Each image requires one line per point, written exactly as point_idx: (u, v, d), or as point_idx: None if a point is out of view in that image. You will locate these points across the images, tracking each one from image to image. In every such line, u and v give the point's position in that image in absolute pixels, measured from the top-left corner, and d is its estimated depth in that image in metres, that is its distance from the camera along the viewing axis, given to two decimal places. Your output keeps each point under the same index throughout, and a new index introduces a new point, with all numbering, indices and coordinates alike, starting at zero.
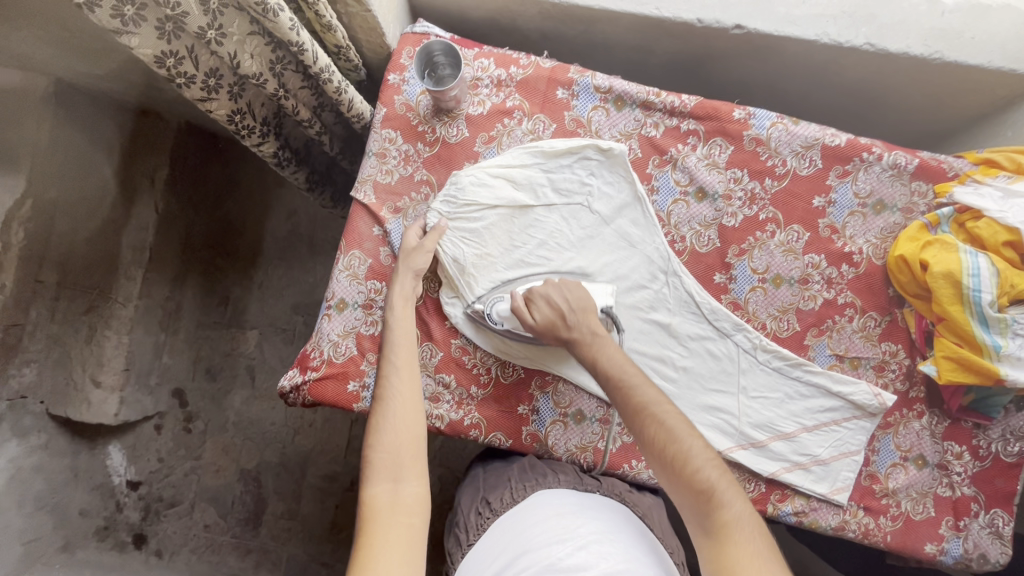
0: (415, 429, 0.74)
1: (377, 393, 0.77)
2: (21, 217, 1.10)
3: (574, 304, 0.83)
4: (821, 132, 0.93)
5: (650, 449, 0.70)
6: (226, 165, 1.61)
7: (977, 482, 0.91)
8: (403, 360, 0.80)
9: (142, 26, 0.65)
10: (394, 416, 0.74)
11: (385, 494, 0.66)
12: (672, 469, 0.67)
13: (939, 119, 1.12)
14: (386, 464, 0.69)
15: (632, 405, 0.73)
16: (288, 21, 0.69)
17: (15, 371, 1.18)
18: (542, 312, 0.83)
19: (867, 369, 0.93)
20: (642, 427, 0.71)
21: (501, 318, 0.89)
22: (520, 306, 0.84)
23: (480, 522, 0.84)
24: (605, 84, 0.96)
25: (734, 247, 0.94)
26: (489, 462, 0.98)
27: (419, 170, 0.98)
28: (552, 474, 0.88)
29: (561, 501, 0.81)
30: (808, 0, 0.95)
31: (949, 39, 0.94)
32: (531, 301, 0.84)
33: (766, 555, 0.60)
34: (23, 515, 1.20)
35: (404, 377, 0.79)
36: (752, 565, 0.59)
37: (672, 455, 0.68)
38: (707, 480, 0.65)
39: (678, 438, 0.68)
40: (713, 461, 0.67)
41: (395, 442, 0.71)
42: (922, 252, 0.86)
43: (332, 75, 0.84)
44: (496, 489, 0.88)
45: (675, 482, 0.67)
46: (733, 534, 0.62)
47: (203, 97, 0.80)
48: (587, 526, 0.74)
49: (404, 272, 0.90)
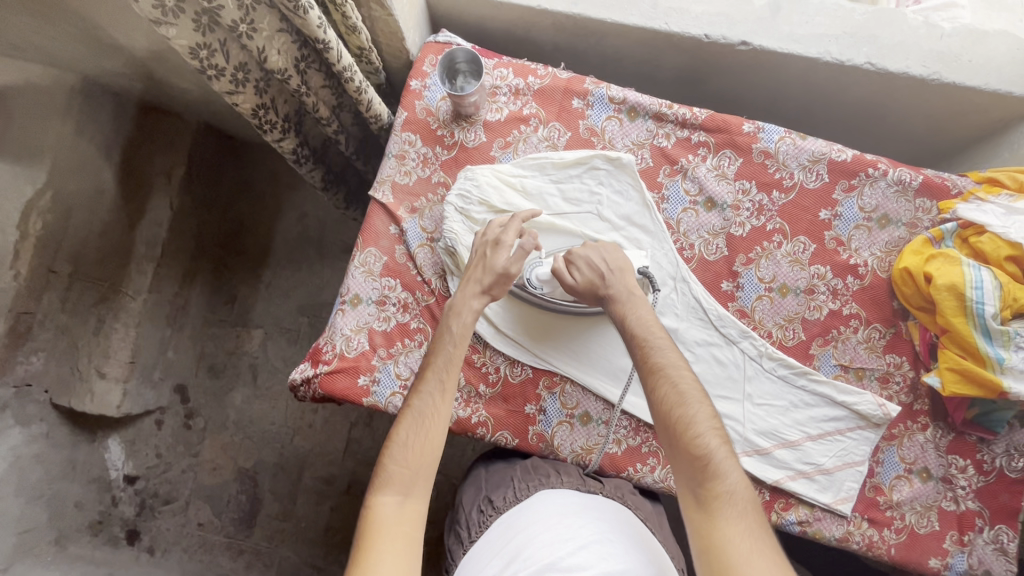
0: (436, 454, 0.74)
1: (410, 401, 0.77)
2: (40, 208, 1.15)
3: (611, 265, 0.88)
4: (828, 147, 0.96)
5: (656, 408, 0.75)
6: (240, 166, 1.64)
7: (982, 497, 0.91)
8: (448, 376, 0.79)
9: (181, 17, 0.68)
10: (419, 431, 0.74)
11: (392, 507, 0.69)
12: (674, 430, 0.73)
13: (941, 140, 1.15)
14: (400, 478, 0.71)
15: (647, 365, 0.78)
16: (316, 19, 0.73)
17: (22, 359, 1.20)
18: (581, 273, 0.87)
19: (872, 381, 0.94)
20: (650, 388, 0.77)
21: (541, 282, 0.93)
22: (562, 267, 0.89)
23: (482, 520, 0.84)
24: (619, 95, 1.00)
25: (741, 256, 0.96)
26: (492, 462, 0.98)
27: (437, 172, 1.01)
28: (555, 474, 0.88)
29: (562, 501, 0.81)
30: (810, 21, 1.00)
31: (947, 62, 0.97)
32: (572, 262, 0.88)
33: (748, 521, 0.66)
34: (17, 504, 1.19)
35: (443, 394, 0.78)
36: (733, 532, 0.65)
37: (676, 417, 0.73)
38: (704, 446, 0.71)
39: (686, 404, 0.74)
40: (714, 429, 0.72)
41: (414, 459, 0.72)
42: (926, 265, 0.88)
43: (354, 74, 0.87)
44: (499, 488, 0.89)
45: (675, 443, 0.73)
46: (722, 502, 0.67)
47: (231, 90, 0.83)
48: (589, 525, 0.75)
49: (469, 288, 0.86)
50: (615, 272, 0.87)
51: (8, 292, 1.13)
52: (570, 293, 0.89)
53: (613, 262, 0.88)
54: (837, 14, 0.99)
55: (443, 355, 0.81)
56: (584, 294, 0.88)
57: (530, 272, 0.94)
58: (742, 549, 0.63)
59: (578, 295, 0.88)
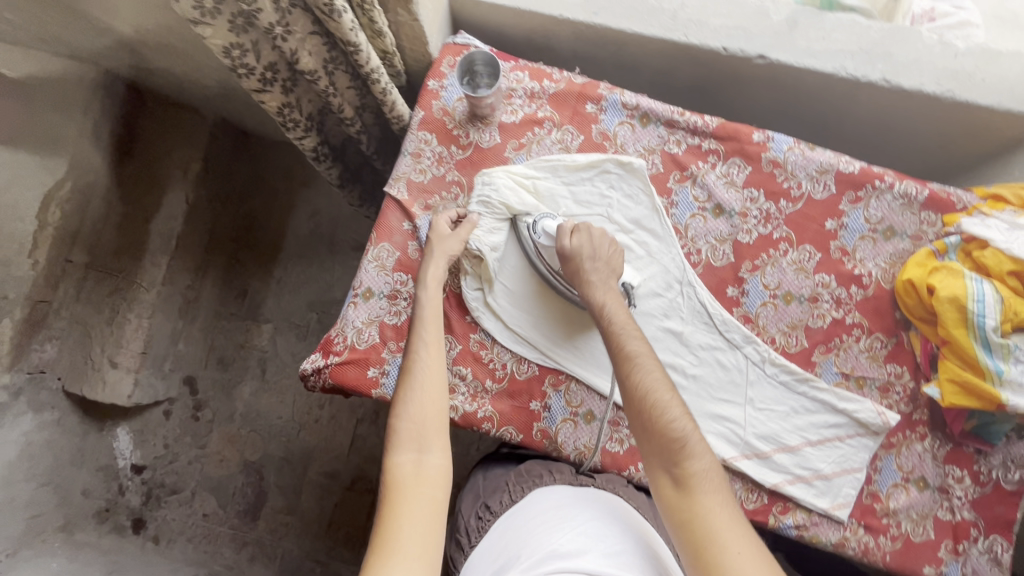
0: (440, 408, 0.78)
1: (405, 366, 0.81)
2: (60, 197, 1.18)
3: (599, 256, 0.90)
4: (836, 159, 0.98)
5: (629, 394, 0.77)
6: (254, 162, 1.66)
7: (977, 508, 0.92)
8: (430, 337, 0.84)
9: (218, 18, 0.71)
10: (420, 390, 0.79)
11: (409, 464, 0.71)
12: (649, 414, 0.75)
13: (950, 156, 1.17)
14: (411, 435, 0.74)
15: (622, 352, 0.81)
16: (349, 22, 0.76)
17: (37, 346, 1.24)
18: (580, 240, 0.90)
19: (873, 390, 0.95)
20: (623, 376, 0.79)
21: (544, 230, 0.94)
22: (568, 229, 0.91)
23: (480, 526, 0.86)
24: (633, 101, 1.02)
25: (748, 263, 0.98)
26: (490, 468, 1.00)
27: (452, 171, 1.03)
28: (548, 474, 0.91)
29: (556, 495, 0.84)
30: (827, 37, 1.03)
31: (960, 79, 1.00)
32: (577, 229, 0.91)
33: (722, 495, 0.70)
34: (28, 488, 1.21)
35: (431, 349, 0.84)
36: (713, 507, 0.68)
37: (651, 402, 0.76)
38: (679, 428, 0.74)
39: (658, 390, 0.77)
40: (684, 413, 0.76)
41: (420, 415, 0.76)
42: (929, 277, 0.90)
43: (380, 77, 0.90)
44: (495, 494, 0.91)
45: (649, 428, 0.75)
46: (699, 481, 0.71)
47: (259, 88, 0.85)
48: (582, 513, 0.79)
49: (437, 256, 0.92)
50: (599, 261, 0.90)
51: (25, 283, 1.17)
52: (561, 257, 0.91)
53: (603, 252, 0.91)
54: (853, 30, 1.02)
55: (420, 319, 0.87)
56: (568, 262, 0.90)
57: (538, 221, 0.96)
58: (719, 521, 0.67)
59: (563, 260, 0.91)
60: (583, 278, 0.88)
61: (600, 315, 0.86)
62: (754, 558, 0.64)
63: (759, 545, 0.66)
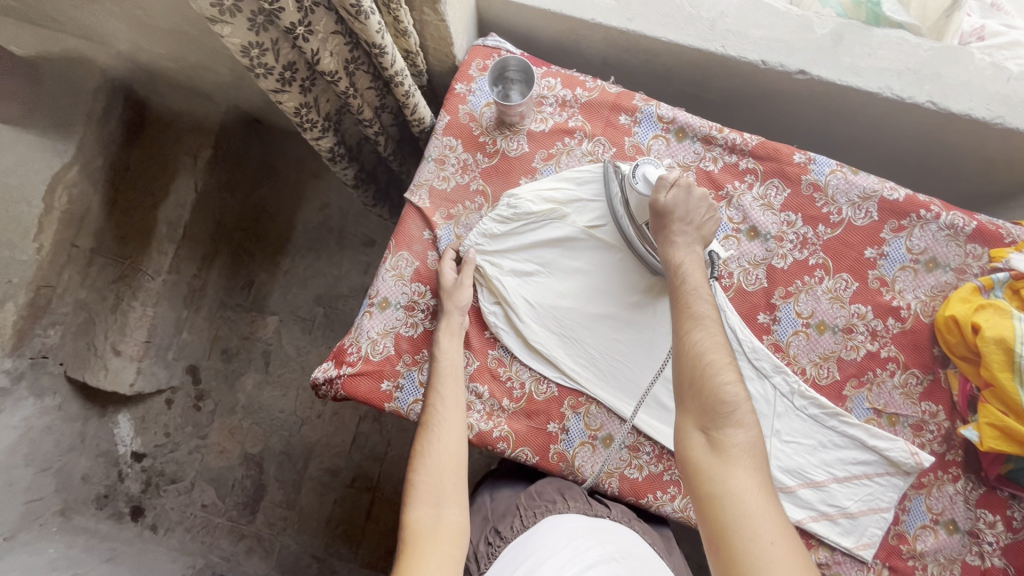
0: (457, 459, 0.79)
1: (423, 417, 0.82)
2: (67, 181, 1.13)
3: (693, 217, 0.85)
4: (880, 184, 0.93)
5: (684, 350, 0.76)
6: (266, 151, 1.62)
7: (1008, 554, 0.89)
8: (448, 386, 0.85)
9: (237, 17, 0.68)
10: (437, 440, 0.80)
11: (428, 519, 0.72)
12: (699, 373, 0.73)
13: (995, 183, 1.12)
14: (429, 489, 0.75)
15: (688, 311, 0.78)
16: (376, 24, 0.73)
17: (41, 331, 1.20)
18: (675, 192, 0.84)
19: (905, 428, 0.92)
20: (683, 332, 0.77)
21: (643, 179, 0.87)
22: (668, 181, 0.85)
23: (490, 552, 0.82)
24: (669, 114, 0.98)
25: (781, 289, 0.94)
26: (497, 489, 0.97)
27: (476, 180, 0.98)
28: (561, 500, 0.87)
29: (571, 525, 0.80)
30: (873, 55, 0.99)
31: (1012, 106, 0.96)
32: (677, 184, 0.85)
33: (759, 474, 0.68)
34: (28, 473, 1.19)
35: (450, 403, 0.84)
36: (748, 481, 0.66)
37: (706, 364, 0.73)
38: (729, 396, 0.71)
39: (716, 352, 0.74)
40: (739, 383, 0.73)
41: (438, 469, 0.77)
42: (974, 315, 0.86)
43: (403, 79, 0.87)
44: (505, 519, 0.87)
45: (698, 386, 0.73)
46: (741, 452, 0.68)
47: (277, 89, 0.81)
48: (594, 547, 0.75)
49: (449, 311, 0.91)
50: (690, 225, 0.85)
51: (29, 268, 1.12)
52: (653, 210, 0.85)
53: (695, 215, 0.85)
54: (901, 48, 0.99)
55: (438, 371, 0.87)
56: (658, 216, 0.85)
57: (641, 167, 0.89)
58: (753, 500, 0.65)
59: (654, 214, 0.85)
60: (669, 237, 0.84)
61: (675, 275, 0.82)
62: (786, 549, 0.61)
63: (793, 538, 0.63)
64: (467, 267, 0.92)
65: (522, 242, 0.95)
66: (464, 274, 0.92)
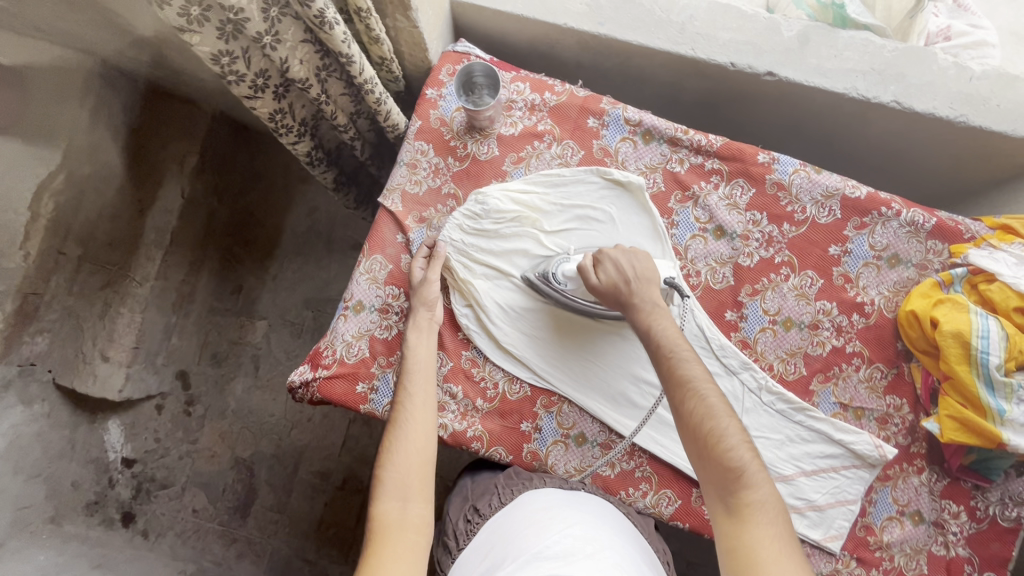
0: (426, 455, 0.80)
1: (393, 415, 0.83)
2: (53, 189, 1.12)
3: (639, 273, 0.86)
4: (842, 182, 0.95)
5: (684, 421, 0.73)
6: (253, 156, 1.63)
7: (972, 544, 0.90)
8: (418, 387, 0.86)
9: (205, 26, 0.69)
10: (407, 437, 0.81)
11: (394, 512, 0.73)
12: (703, 441, 0.71)
13: (960, 180, 1.14)
14: (396, 485, 0.76)
15: (674, 378, 0.75)
16: (341, 34, 0.75)
17: (28, 339, 1.17)
18: (607, 273, 0.86)
19: (870, 421, 0.93)
20: (678, 402, 0.74)
21: (566, 277, 0.92)
22: (589, 266, 0.88)
23: (468, 529, 0.85)
24: (635, 117, 0.99)
25: (747, 287, 0.95)
26: (478, 472, 0.98)
27: (448, 183, 1.00)
28: (537, 476, 0.90)
29: (547, 498, 0.82)
30: (839, 56, 1.01)
31: (975, 104, 0.98)
32: (599, 262, 0.88)
33: (781, 533, 0.65)
34: (17, 482, 1.17)
35: (418, 400, 0.85)
36: (768, 540, 0.64)
37: (708, 430, 0.71)
38: (736, 458, 0.69)
39: (716, 416, 0.72)
40: (744, 442, 0.70)
41: (406, 465, 0.78)
42: (932, 309, 0.88)
43: (374, 86, 0.89)
44: (484, 497, 0.89)
45: (704, 455, 0.71)
46: (756, 513, 0.66)
47: (250, 95, 0.83)
48: (571, 516, 0.76)
49: (416, 307, 0.93)
50: (641, 280, 0.85)
51: (16, 275, 1.10)
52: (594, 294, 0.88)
53: (643, 271, 0.86)
54: (867, 49, 1.01)
55: (407, 371, 0.88)
56: (605, 295, 0.86)
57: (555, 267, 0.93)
58: (777, 558, 0.62)
59: (600, 296, 0.87)
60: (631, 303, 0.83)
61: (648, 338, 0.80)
62: None
63: None
64: (436, 262, 0.94)
65: (492, 243, 0.97)
66: (432, 270, 0.94)
